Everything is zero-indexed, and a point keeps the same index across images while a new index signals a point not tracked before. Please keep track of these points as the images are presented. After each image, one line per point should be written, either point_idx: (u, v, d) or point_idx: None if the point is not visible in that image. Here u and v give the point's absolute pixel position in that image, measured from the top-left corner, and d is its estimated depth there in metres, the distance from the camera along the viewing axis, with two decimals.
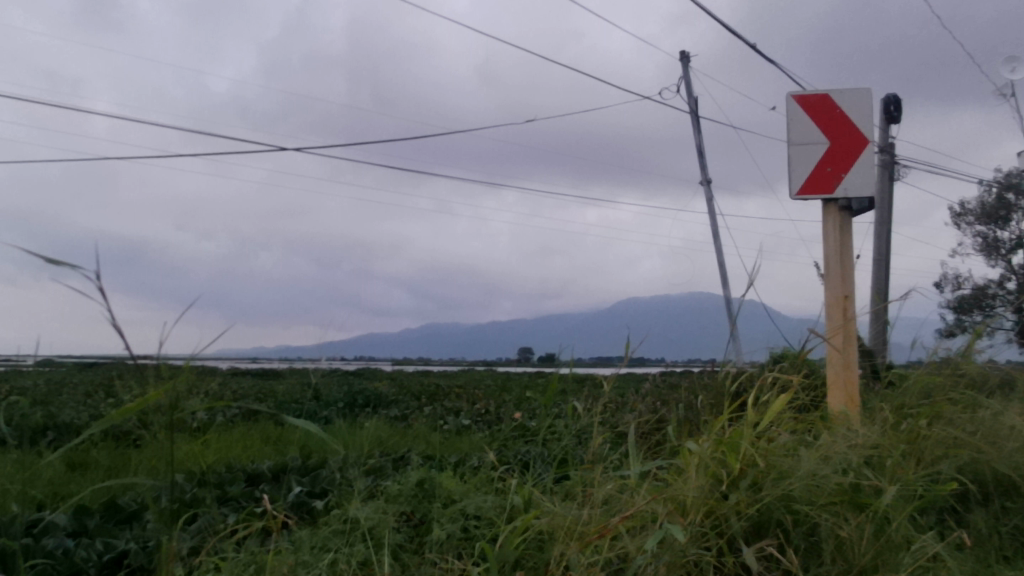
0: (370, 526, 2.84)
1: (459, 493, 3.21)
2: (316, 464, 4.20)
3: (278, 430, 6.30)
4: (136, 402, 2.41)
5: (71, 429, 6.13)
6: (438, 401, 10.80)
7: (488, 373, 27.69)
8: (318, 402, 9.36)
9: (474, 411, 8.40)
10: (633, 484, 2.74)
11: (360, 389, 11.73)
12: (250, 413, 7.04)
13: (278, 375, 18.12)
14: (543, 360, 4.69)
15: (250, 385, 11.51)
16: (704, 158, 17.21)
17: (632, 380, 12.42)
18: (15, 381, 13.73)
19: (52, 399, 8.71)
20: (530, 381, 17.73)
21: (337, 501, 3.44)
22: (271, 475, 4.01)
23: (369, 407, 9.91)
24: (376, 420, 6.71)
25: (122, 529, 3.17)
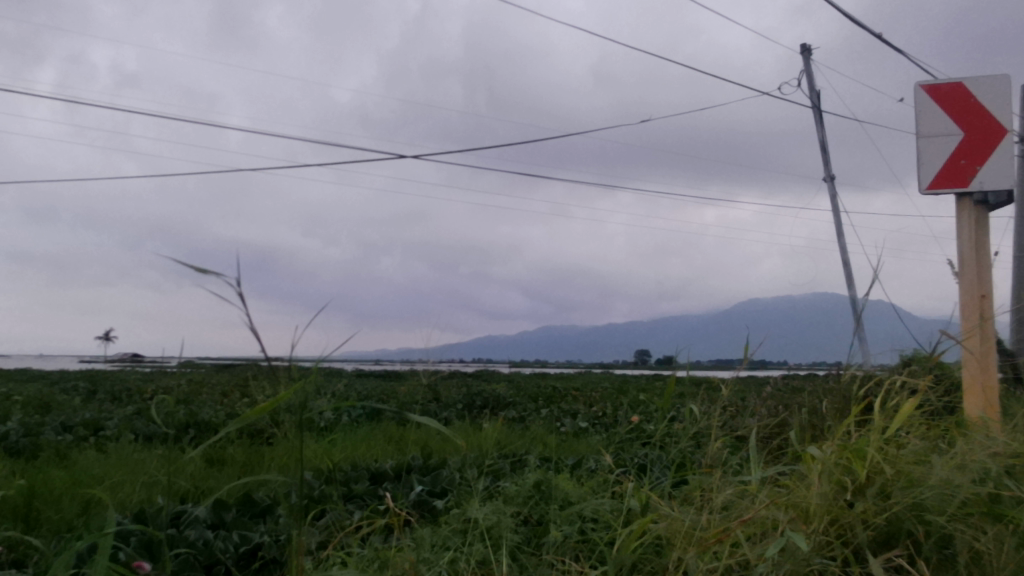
0: (488, 526, 2.89)
1: (576, 495, 3.23)
2: (437, 464, 4.30)
3: (400, 430, 6.48)
4: (269, 402, 2.54)
5: (210, 427, 6.50)
6: (555, 403, 10.85)
7: (605, 376, 27.57)
8: (438, 403, 9.57)
9: (591, 414, 8.40)
10: (754, 489, 2.68)
11: (477, 391, 11.92)
12: (374, 413, 7.27)
13: (399, 376, 18.61)
14: (660, 362, 4.65)
15: (372, 386, 11.88)
16: (827, 154, 16.59)
17: (753, 384, 12.11)
18: (159, 380, 14.64)
19: (193, 398, 9.25)
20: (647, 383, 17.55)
21: (457, 501, 3.51)
22: (394, 474, 4.14)
23: (487, 408, 10.05)
24: (494, 422, 6.81)
25: (256, 522, 3.34)
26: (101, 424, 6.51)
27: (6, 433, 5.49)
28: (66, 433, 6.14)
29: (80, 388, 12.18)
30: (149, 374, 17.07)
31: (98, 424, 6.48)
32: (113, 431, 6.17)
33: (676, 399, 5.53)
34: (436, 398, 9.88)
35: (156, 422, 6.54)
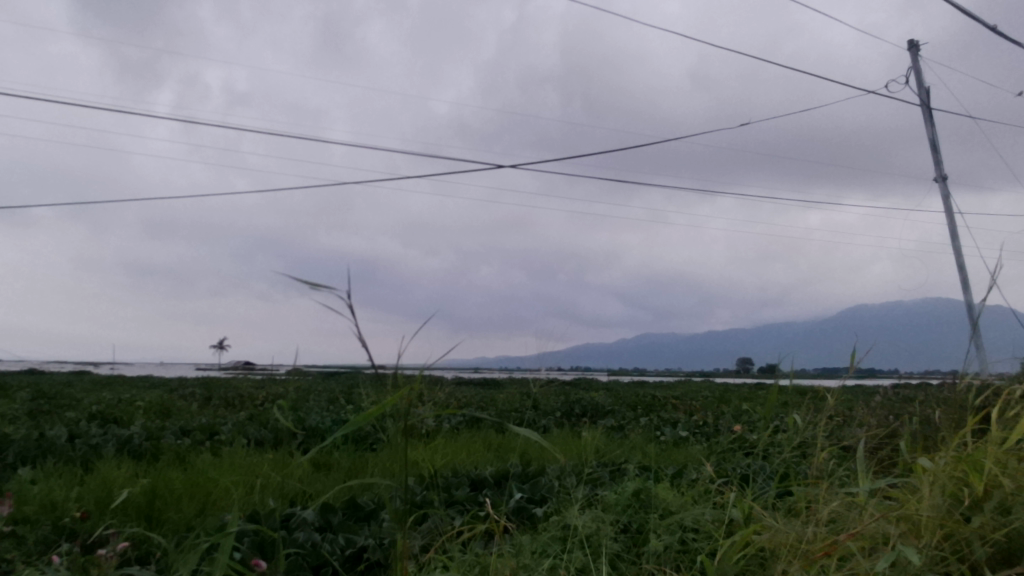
0: (587, 534, 2.89)
1: (677, 505, 3.19)
2: (537, 471, 4.32)
3: (500, 437, 6.55)
4: (375, 408, 2.62)
5: (317, 433, 6.71)
6: (655, 411, 10.73)
7: (705, 384, 27.09)
8: (537, 411, 9.61)
9: (692, 423, 8.27)
10: (861, 501, 2.60)
11: (576, 398, 11.92)
12: (474, 420, 7.36)
13: (498, 384, 18.78)
14: (763, 370, 4.55)
15: (471, 393, 12.04)
16: (939, 153, 15.88)
17: (860, 393, 11.69)
18: (269, 388, 15.19)
19: (301, 405, 9.57)
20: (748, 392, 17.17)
21: (556, 509, 3.53)
22: (493, 481, 4.18)
23: (586, 416, 10.02)
24: (593, 430, 6.79)
25: (361, 525, 3.44)
26: (216, 429, 6.82)
27: (131, 436, 5.83)
28: (185, 436, 6.46)
29: (197, 395, 12.80)
30: (260, 382, 17.79)
31: (214, 429, 6.79)
32: (227, 435, 6.46)
33: (780, 409, 5.40)
34: (535, 406, 9.93)
35: (267, 427, 6.80)
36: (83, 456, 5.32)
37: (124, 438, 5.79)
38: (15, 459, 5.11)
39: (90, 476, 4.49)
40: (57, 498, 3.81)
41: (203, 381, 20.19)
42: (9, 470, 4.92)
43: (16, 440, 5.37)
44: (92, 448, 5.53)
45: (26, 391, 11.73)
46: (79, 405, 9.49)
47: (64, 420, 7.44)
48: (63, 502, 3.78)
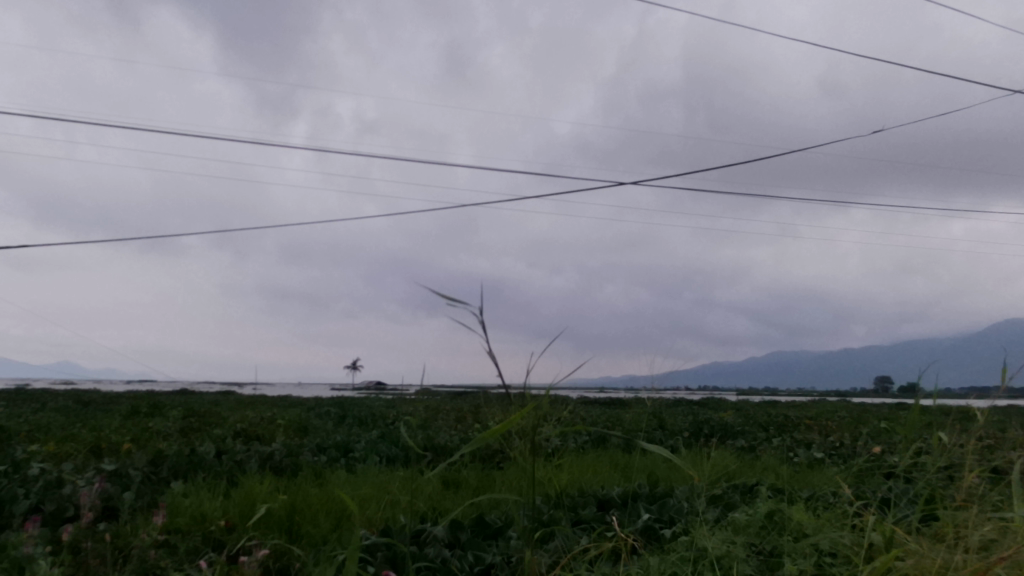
0: (718, 555, 2.83)
1: (811, 527, 3.08)
2: (664, 492, 4.25)
3: (626, 456, 6.49)
4: (500, 426, 2.67)
5: (445, 451, 6.84)
6: (789, 432, 10.37)
7: (841, 405, 25.99)
8: (664, 431, 9.49)
9: (828, 444, 7.95)
10: (1016, 526, 2.44)
11: (704, 418, 11.67)
12: (600, 439, 7.32)
13: (624, 403, 18.66)
14: (903, 389, 4.33)
15: (596, 413, 11.96)
16: None
17: (1015, 413, 10.89)
18: (401, 407, 15.65)
19: (430, 423, 9.78)
20: (888, 413, 16.34)
21: (685, 530, 3.46)
22: (620, 501, 4.14)
23: (715, 436, 9.80)
24: (722, 451, 6.63)
25: (489, 543, 3.48)
26: (351, 447, 7.06)
27: (272, 452, 6.10)
28: (321, 453, 6.72)
29: (333, 414, 13.27)
30: (391, 401, 18.27)
31: (348, 446, 7.03)
32: (360, 453, 6.67)
33: (923, 429, 5.12)
34: (662, 425, 9.80)
35: (398, 446, 6.99)
36: (229, 471, 5.61)
37: (266, 454, 6.08)
38: (169, 473, 5.45)
39: (235, 491, 4.73)
40: (206, 510, 4.04)
41: (337, 401, 20.85)
42: (162, 484, 5.25)
43: (170, 455, 5.72)
44: (237, 464, 5.82)
45: (177, 409, 12.50)
46: (225, 423, 10.04)
47: (210, 437, 7.88)
48: (211, 514, 4.00)
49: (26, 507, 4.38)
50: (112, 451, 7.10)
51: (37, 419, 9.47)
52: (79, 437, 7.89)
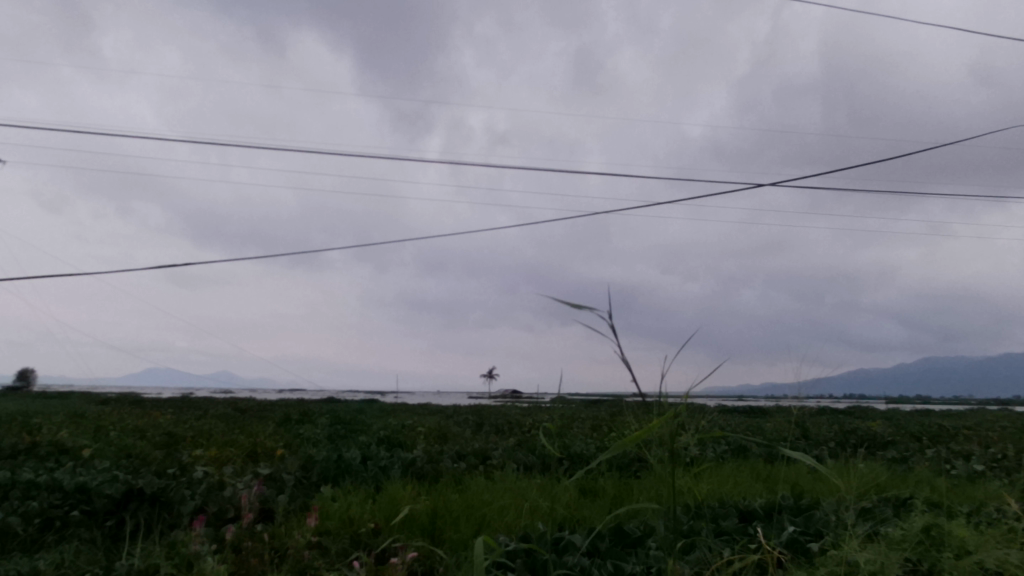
0: (872, 571, 2.71)
1: (974, 544, 2.90)
2: (810, 504, 4.10)
3: (768, 466, 6.31)
4: (638, 433, 2.66)
5: (582, 459, 6.86)
6: (945, 442, 9.79)
7: (1004, 414, 24.28)
8: (808, 440, 9.15)
9: (990, 456, 7.44)
10: None
11: (852, 428, 11.17)
12: (740, 449, 7.14)
13: (764, 412, 18.11)
14: None
15: (734, 422, 11.66)
16: None
17: None
18: (537, 415, 15.78)
19: (566, 431, 9.82)
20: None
21: (834, 544, 3.32)
22: (763, 513, 4.02)
23: (863, 446, 9.37)
24: (871, 462, 6.34)
25: (628, 552, 3.45)
26: (489, 453, 7.18)
27: (414, 458, 6.29)
28: (460, 460, 6.87)
29: (470, 421, 13.53)
30: (527, 409, 18.44)
31: (486, 453, 7.15)
32: (498, 460, 6.77)
33: None
34: (805, 435, 9.45)
35: (534, 454, 7.05)
36: (373, 476, 5.82)
37: (408, 460, 6.26)
38: (319, 478, 5.72)
39: (379, 495, 4.90)
40: (354, 513, 4.21)
41: (476, 408, 21.22)
42: (313, 488, 5.52)
43: (319, 460, 6.00)
44: (382, 469, 6.03)
45: (325, 417, 13.08)
46: (369, 430, 10.43)
47: (356, 444, 8.20)
48: (358, 517, 4.18)
49: (193, 507, 4.71)
50: (266, 456, 7.51)
51: (201, 426, 10.14)
52: (237, 443, 8.39)
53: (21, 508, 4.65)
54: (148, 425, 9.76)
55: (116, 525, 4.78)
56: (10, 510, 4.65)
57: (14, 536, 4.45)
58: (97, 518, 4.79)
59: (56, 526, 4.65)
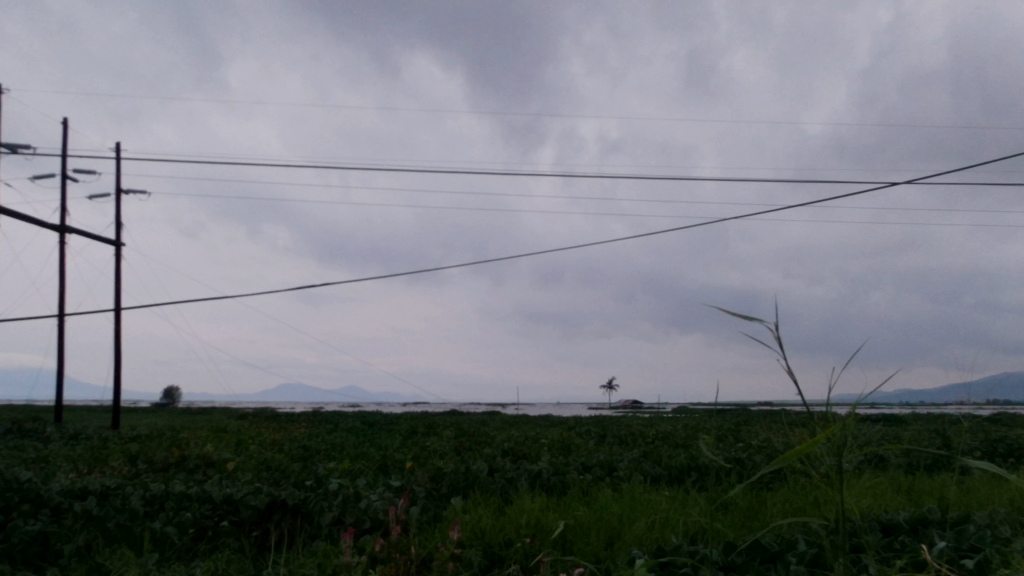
0: None
1: None
2: (959, 518, 3.89)
3: (910, 478, 6.03)
4: None
5: (711, 471, 6.73)
6: None
7: None
8: (952, 450, 8.71)
9: None
10: None
11: (1000, 436, 10.55)
12: (878, 459, 6.85)
13: (901, 420, 17.32)
14: None
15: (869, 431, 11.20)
16: None
17: None
18: (661, 426, 15.65)
19: (692, 442, 9.68)
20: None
21: (993, 561, 3.15)
22: (910, 527, 3.85)
23: (1014, 455, 8.84)
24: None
25: (767, 568, 3.36)
26: (615, 465, 7.15)
27: (540, 470, 6.32)
28: (587, 471, 6.87)
29: (593, 433, 13.51)
30: (649, 420, 18.22)
31: (611, 465, 7.12)
32: (625, 472, 6.73)
33: None
34: (949, 444, 9.00)
35: (661, 466, 6.97)
36: (501, 487, 5.89)
37: (535, 472, 6.31)
38: (448, 489, 5.85)
39: (509, 507, 4.97)
40: (486, 525, 4.28)
41: (597, 419, 21.11)
42: (444, 499, 5.64)
43: (448, 472, 6.12)
44: (509, 481, 6.10)
45: (451, 429, 13.35)
46: (494, 442, 10.57)
47: (483, 456, 8.30)
48: (491, 530, 4.24)
49: (332, 518, 4.90)
50: (396, 469, 7.71)
51: (334, 439, 10.51)
52: (369, 455, 8.65)
53: (176, 519, 4.95)
54: (285, 439, 10.22)
55: (261, 535, 5.01)
56: (166, 520, 4.95)
57: (171, 544, 4.74)
58: (244, 528, 5.04)
59: (208, 535, 4.92)
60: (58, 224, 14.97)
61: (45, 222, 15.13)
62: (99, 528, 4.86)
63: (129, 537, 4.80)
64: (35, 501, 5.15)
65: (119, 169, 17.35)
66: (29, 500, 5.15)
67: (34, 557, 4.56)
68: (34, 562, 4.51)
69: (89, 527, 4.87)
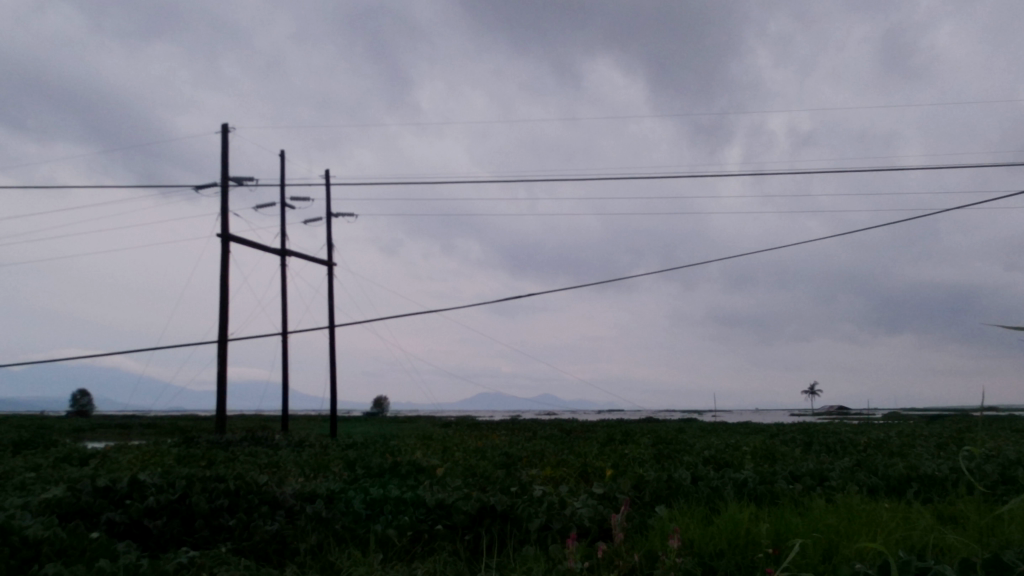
0: None
1: None
2: None
3: None
4: None
5: (937, 482, 6.28)
6: None
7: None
8: None
9: None
10: None
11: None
12: None
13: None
14: None
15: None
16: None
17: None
18: (875, 434, 14.83)
19: (911, 450, 9.07)
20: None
21: None
22: None
23: None
24: None
25: None
26: (826, 474, 6.82)
27: (746, 479, 6.15)
28: (796, 481, 6.59)
29: (800, 442, 12.95)
30: (860, 427, 17.26)
31: (823, 474, 6.81)
32: (838, 481, 6.41)
33: None
34: None
35: (878, 476, 6.59)
36: (707, 496, 5.77)
37: (741, 481, 6.14)
38: (652, 498, 5.81)
39: (717, 517, 4.87)
40: (697, 534, 4.22)
41: (801, 427, 20.16)
42: (648, 507, 5.63)
43: (650, 480, 6.09)
44: (715, 490, 5.97)
45: (651, 437, 13.26)
46: (695, 450, 10.39)
47: (684, 464, 8.18)
48: (702, 540, 4.18)
49: (540, 524, 5.00)
50: (598, 476, 7.78)
51: (534, 447, 10.73)
52: (570, 463, 8.75)
53: (396, 521, 5.24)
54: (488, 447, 10.54)
55: (473, 539, 5.20)
56: (387, 523, 5.26)
57: (392, 545, 5.03)
58: (457, 531, 5.25)
59: (424, 538, 5.18)
60: (280, 248, 16.30)
61: (268, 246, 16.53)
62: (328, 529, 5.23)
63: (354, 539, 5.15)
64: (272, 502, 5.63)
65: (329, 196, 18.60)
66: (267, 502, 5.64)
67: (273, 553, 4.98)
68: (274, 557, 4.93)
69: (319, 528, 5.26)
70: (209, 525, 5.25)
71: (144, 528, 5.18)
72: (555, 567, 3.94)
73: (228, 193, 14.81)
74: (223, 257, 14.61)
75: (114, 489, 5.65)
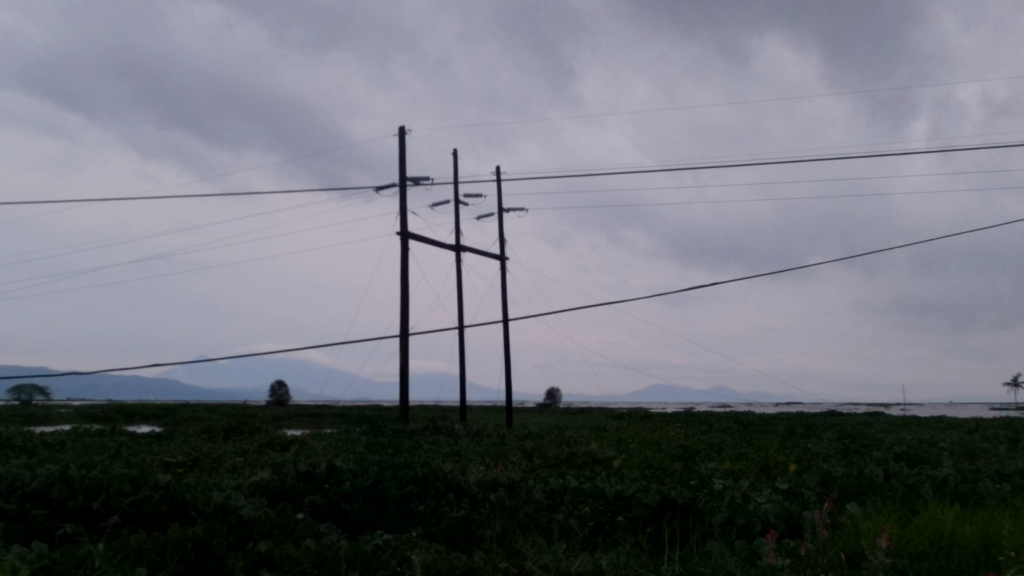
0: None
1: None
2: None
3: None
4: None
5: None
6: None
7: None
8: None
9: None
10: None
11: None
12: None
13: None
14: None
15: None
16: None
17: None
18: None
19: None
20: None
21: None
22: None
23: None
24: None
25: None
26: None
27: (946, 478, 5.77)
28: (1004, 480, 6.12)
29: (1006, 437, 12.00)
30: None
31: None
32: None
33: None
34: None
35: None
36: (903, 494, 5.45)
37: (940, 479, 5.76)
38: (841, 495, 5.57)
39: (917, 517, 4.60)
40: (897, 533, 4.01)
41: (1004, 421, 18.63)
42: (837, 503, 5.40)
43: (839, 476, 5.84)
44: (911, 488, 5.65)
45: (836, 431, 12.69)
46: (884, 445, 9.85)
47: (874, 460, 7.77)
48: (903, 541, 3.97)
49: (723, 518, 4.90)
50: (779, 471, 7.53)
51: (712, 439, 10.54)
52: (749, 457, 8.53)
53: (577, 512, 5.31)
54: (664, 438, 10.46)
55: (654, 532, 5.18)
56: (568, 513, 5.33)
57: (574, 535, 5.09)
58: (638, 524, 5.24)
59: (605, 529, 5.21)
60: (456, 243, 16.81)
61: (445, 242, 17.08)
62: (512, 517, 5.37)
63: (538, 527, 5.25)
64: (458, 490, 5.85)
65: (501, 191, 18.96)
66: (453, 489, 5.86)
67: (460, 539, 5.17)
68: (461, 543, 5.13)
69: (503, 515, 5.41)
70: (400, 510, 5.52)
71: (342, 511, 5.53)
72: (750, 564, 3.85)
73: (407, 193, 15.45)
74: (403, 253, 15.25)
75: (314, 474, 6.04)
